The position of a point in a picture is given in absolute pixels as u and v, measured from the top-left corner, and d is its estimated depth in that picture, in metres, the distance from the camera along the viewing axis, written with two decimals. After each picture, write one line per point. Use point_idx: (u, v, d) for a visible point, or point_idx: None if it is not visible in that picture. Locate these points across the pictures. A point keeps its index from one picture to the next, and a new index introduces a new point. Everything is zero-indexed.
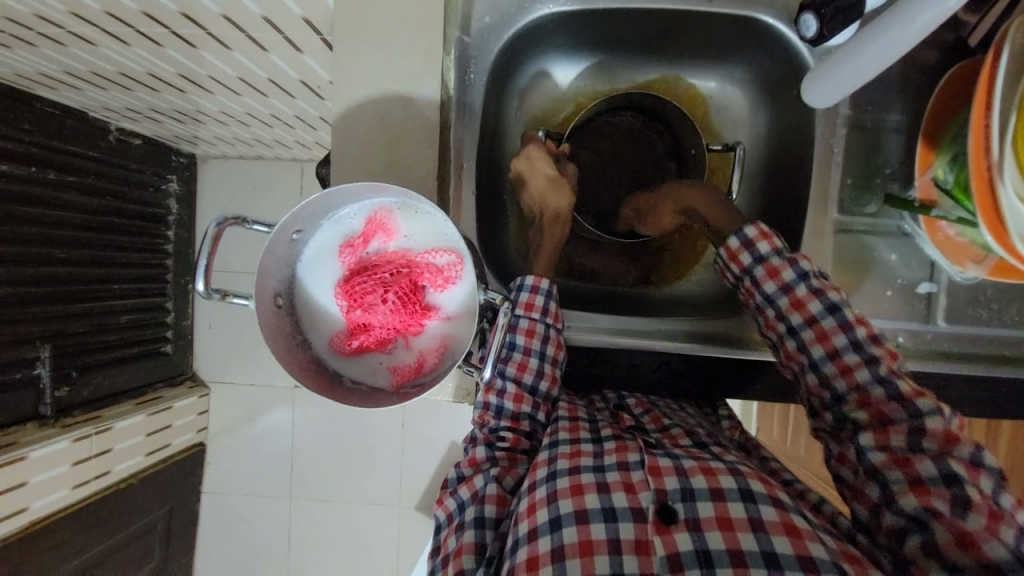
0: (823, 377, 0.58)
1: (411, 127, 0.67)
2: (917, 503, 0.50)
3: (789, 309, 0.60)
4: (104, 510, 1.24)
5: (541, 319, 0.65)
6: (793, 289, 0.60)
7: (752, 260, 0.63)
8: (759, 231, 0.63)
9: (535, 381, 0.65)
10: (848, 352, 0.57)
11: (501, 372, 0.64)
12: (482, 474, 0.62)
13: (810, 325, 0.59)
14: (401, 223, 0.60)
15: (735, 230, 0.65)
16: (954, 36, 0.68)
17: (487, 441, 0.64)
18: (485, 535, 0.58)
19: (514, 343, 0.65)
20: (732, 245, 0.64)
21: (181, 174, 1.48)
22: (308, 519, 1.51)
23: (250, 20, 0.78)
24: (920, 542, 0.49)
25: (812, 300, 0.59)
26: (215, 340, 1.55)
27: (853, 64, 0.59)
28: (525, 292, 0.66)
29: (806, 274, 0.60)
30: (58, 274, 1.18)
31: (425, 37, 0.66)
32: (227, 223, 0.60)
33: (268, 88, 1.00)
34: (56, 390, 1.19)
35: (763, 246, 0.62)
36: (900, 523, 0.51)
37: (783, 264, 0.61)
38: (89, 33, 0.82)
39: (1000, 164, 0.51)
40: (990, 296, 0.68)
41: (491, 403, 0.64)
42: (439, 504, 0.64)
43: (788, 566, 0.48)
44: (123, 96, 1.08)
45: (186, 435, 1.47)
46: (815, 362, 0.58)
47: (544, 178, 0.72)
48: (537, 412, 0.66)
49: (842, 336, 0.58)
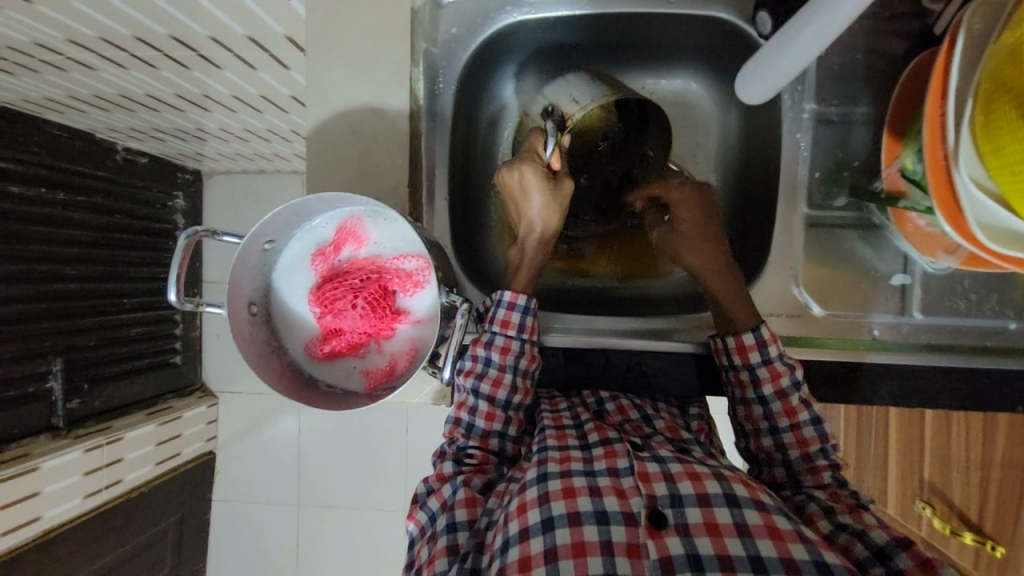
0: (779, 441, 0.63)
1: (383, 137, 0.69)
2: (885, 534, 0.54)
3: (766, 381, 0.63)
4: (114, 518, 1.28)
5: (515, 336, 0.65)
6: (788, 396, 0.63)
7: (759, 359, 0.63)
8: (773, 333, 0.64)
9: (509, 396, 0.66)
10: (808, 426, 0.63)
11: (475, 389, 0.65)
12: (449, 484, 0.64)
13: (781, 398, 0.63)
14: (370, 230, 0.62)
15: (755, 328, 0.64)
16: (920, 25, 0.68)
17: (455, 457, 0.66)
18: (459, 537, 0.58)
19: (490, 358, 0.66)
20: (746, 339, 0.63)
21: (187, 190, 1.52)
22: (314, 526, 1.53)
23: (236, 40, 0.81)
24: (884, 569, 0.52)
25: (786, 376, 0.63)
26: (222, 351, 1.58)
27: (778, 63, 0.59)
28: (503, 308, 0.66)
29: (800, 384, 0.63)
30: (68, 290, 1.22)
31: (394, 49, 0.69)
32: (199, 235, 0.62)
33: (261, 103, 1.03)
34: (67, 402, 1.24)
35: (773, 350, 0.63)
36: (865, 553, 0.53)
37: (786, 370, 0.63)
38: (88, 58, 0.86)
39: (955, 151, 0.51)
40: (967, 286, 0.67)
41: (463, 419, 0.66)
42: (411, 518, 0.66)
43: (773, 569, 0.47)
44: (126, 117, 1.12)
45: (196, 444, 1.50)
46: (776, 428, 0.63)
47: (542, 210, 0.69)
48: (507, 427, 0.67)
49: (805, 412, 0.63)
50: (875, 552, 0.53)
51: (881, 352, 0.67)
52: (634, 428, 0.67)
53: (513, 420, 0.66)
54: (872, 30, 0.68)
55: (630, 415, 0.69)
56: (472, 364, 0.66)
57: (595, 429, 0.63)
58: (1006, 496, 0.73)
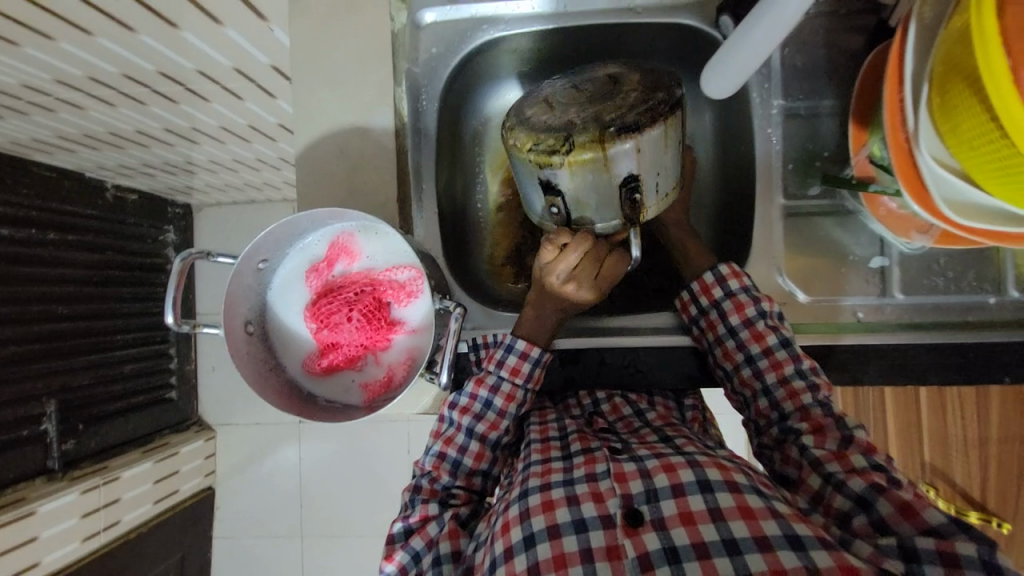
0: (756, 369, 0.65)
1: (369, 155, 0.71)
2: (863, 482, 0.54)
3: (732, 311, 0.67)
4: (113, 560, 1.25)
5: (522, 386, 0.66)
6: (774, 352, 0.64)
7: (722, 294, 0.68)
8: (732, 270, 0.69)
9: (501, 437, 0.68)
10: (780, 349, 0.64)
11: (469, 428, 0.67)
12: (435, 521, 0.64)
13: (747, 325, 0.66)
14: (362, 245, 0.64)
15: (711, 267, 0.70)
16: (875, 20, 0.71)
17: (436, 497, 0.66)
18: (443, 569, 0.60)
19: (492, 401, 0.67)
20: (707, 279, 0.70)
21: (178, 224, 1.53)
22: (319, 556, 1.50)
23: (222, 72, 0.84)
24: (866, 520, 0.52)
25: (750, 305, 0.67)
26: (219, 382, 1.57)
27: (741, 60, 0.61)
28: (513, 355, 0.67)
29: (766, 311, 0.66)
30: (60, 329, 1.22)
31: (376, 70, 0.71)
32: (193, 257, 0.63)
33: (249, 133, 1.05)
34: (62, 443, 1.22)
35: (734, 283, 0.68)
36: (847, 505, 0.54)
37: (749, 301, 0.67)
38: (77, 98, 0.88)
39: (915, 132, 0.54)
40: (943, 264, 0.70)
41: (448, 455, 0.67)
42: (388, 560, 0.63)
43: (747, 549, 0.47)
44: (115, 154, 1.14)
45: (194, 479, 1.48)
46: (751, 357, 0.65)
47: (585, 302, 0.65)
48: (493, 467, 0.69)
49: (774, 336, 0.65)
50: (856, 502, 0.53)
51: (867, 333, 0.69)
52: (626, 424, 0.69)
53: (501, 460, 0.70)
54: (830, 27, 0.72)
55: (623, 412, 0.72)
56: (469, 402, 0.67)
57: (578, 439, 0.64)
58: (1009, 471, 0.74)
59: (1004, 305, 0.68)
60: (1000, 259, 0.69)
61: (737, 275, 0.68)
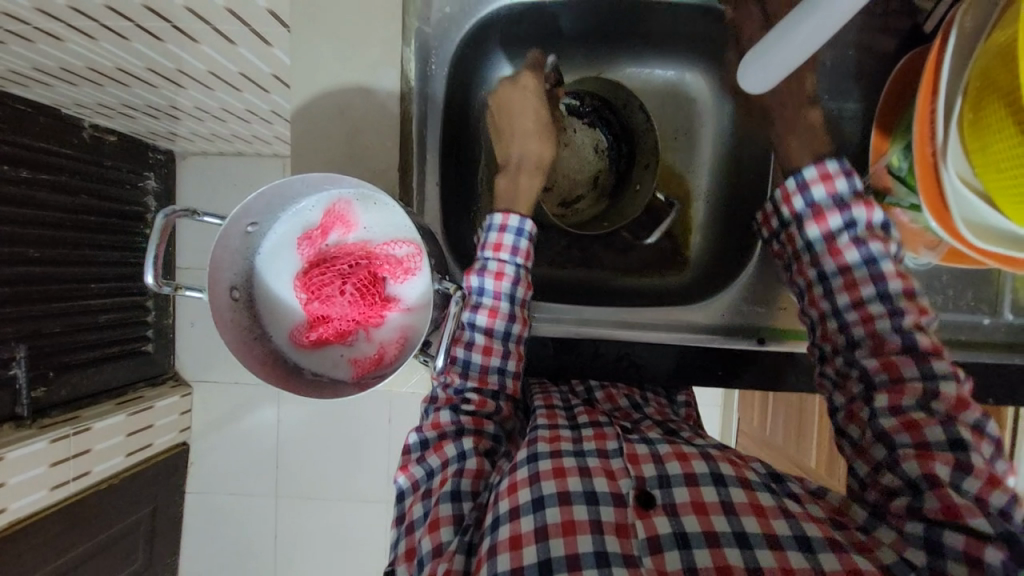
0: (843, 323, 0.58)
1: (373, 119, 0.67)
2: (920, 468, 0.50)
3: (812, 220, 0.59)
4: (83, 511, 1.23)
5: (509, 259, 0.64)
6: (867, 304, 0.56)
7: (804, 204, 0.60)
8: (820, 171, 0.59)
9: (507, 326, 0.65)
10: (875, 300, 0.56)
11: (472, 323, 0.65)
12: (453, 442, 0.63)
13: (843, 273, 0.58)
14: (360, 215, 0.60)
15: (796, 169, 0.61)
16: (910, 23, 0.69)
17: (450, 403, 0.65)
18: (463, 507, 0.59)
19: (484, 286, 0.65)
20: (788, 186, 0.61)
21: (160, 171, 1.45)
22: (294, 517, 1.50)
23: (215, 12, 0.77)
24: (907, 502, 0.51)
25: (835, 214, 0.58)
26: (197, 339, 1.53)
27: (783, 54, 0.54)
28: (494, 232, 0.66)
29: (869, 251, 0.57)
30: (31, 273, 1.16)
31: (385, 28, 0.66)
32: (177, 215, 0.59)
33: (240, 81, 0.99)
34: (32, 391, 1.18)
35: (819, 188, 0.59)
36: (897, 485, 0.52)
37: (833, 208, 0.58)
38: (55, 28, 0.81)
39: (944, 149, 0.52)
40: (945, 281, 0.70)
41: (459, 358, 0.65)
42: (402, 471, 0.64)
43: (756, 543, 0.50)
44: (93, 91, 1.06)
45: (168, 434, 1.45)
46: (837, 309, 0.58)
47: (534, 127, 0.68)
48: (507, 362, 0.66)
49: (870, 286, 0.57)
50: (908, 483, 0.51)
51: None
52: (623, 414, 0.69)
53: (513, 354, 0.65)
54: (863, 27, 0.69)
55: (619, 402, 0.71)
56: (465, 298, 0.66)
57: (585, 413, 0.64)
58: None
59: (997, 326, 0.69)
60: (999, 280, 0.69)
61: (827, 182, 0.58)
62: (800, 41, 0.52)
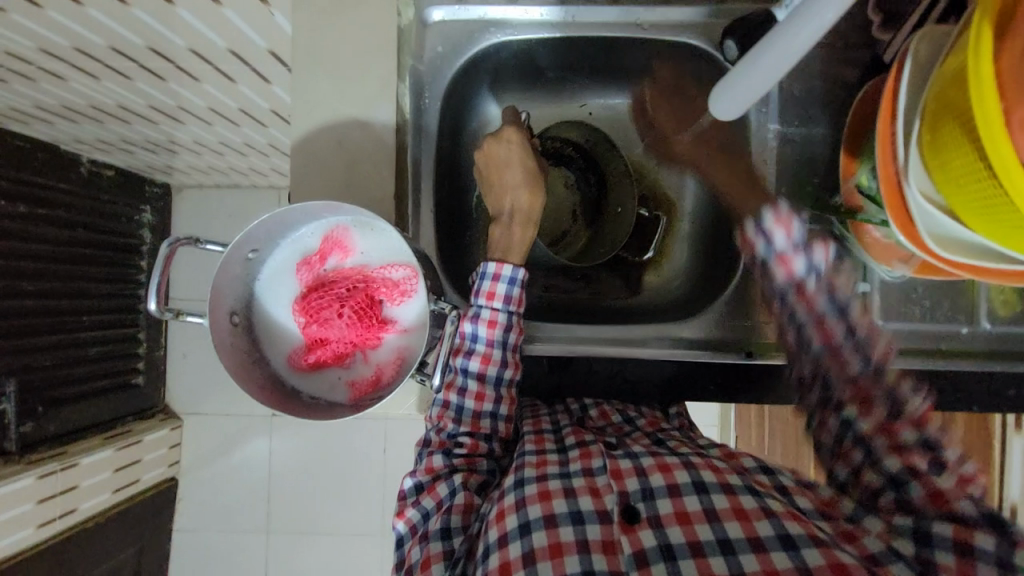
0: (801, 332, 0.63)
1: (369, 150, 0.70)
2: (901, 463, 0.55)
3: (772, 256, 0.65)
4: (67, 551, 1.19)
5: (502, 308, 0.64)
6: (823, 315, 0.62)
7: (763, 242, 0.66)
8: (776, 216, 0.66)
9: (499, 372, 0.65)
10: (833, 315, 0.61)
11: (463, 368, 0.65)
12: (444, 481, 0.64)
13: (797, 289, 0.64)
14: (357, 240, 0.62)
15: (751, 207, 0.68)
16: (870, 55, 0.74)
17: (443, 448, 0.66)
18: (453, 543, 0.61)
19: (478, 333, 0.65)
20: (747, 230, 0.68)
21: (156, 204, 1.47)
22: (286, 553, 1.46)
23: (217, 53, 0.81)
24: (893, 497, 0.55)
25: (795, 257, 0.64)
26: (189, 370, 1.52)
27: (746, 83, 0.59)
28: (487, 281, 0.65)
29: (814, 266, 0.63)
30: (25, 307, 1.16)
31: (379, 65, 0.70)
32: (180, 243, 0.61)
33: (238, 116, 1.02)
34: (21, 426, 1.16)
35: (778, 227, 0.65)
36: (879, 480, 0.56)
37: (792, 250, 0.65)
38: (61, 69, 0.84)
39: (905, 167, 0.57)
40: (921, 293, 0.73)
41: (452, 403, 0.66)
42: (399, 516, 0.65)
43: (739, 548, 0.51)
44: (94, 128, 1.09)
45: (156, 469, 1.42)
46: (795, 317, 0.63)
47: (526, 170, 0.70)
48: (499, 407, 0.66)
49: (825, 304, 0.62)
50: (889, 480, 0.55)
51: None
52: (616, 429, 0.70)
53: (505, 399, 0.66)
54: (827, 59, 0.74)
55: (612, 418, 0.72)
56: (459, 343, 0.66)
57: (572, 432, 0.65)
58: None
59: (975, 335, 0.72)
60: (972, 291, 0.72)
61: (784, 227, 0.64)
62: (780, 52, 0.54)
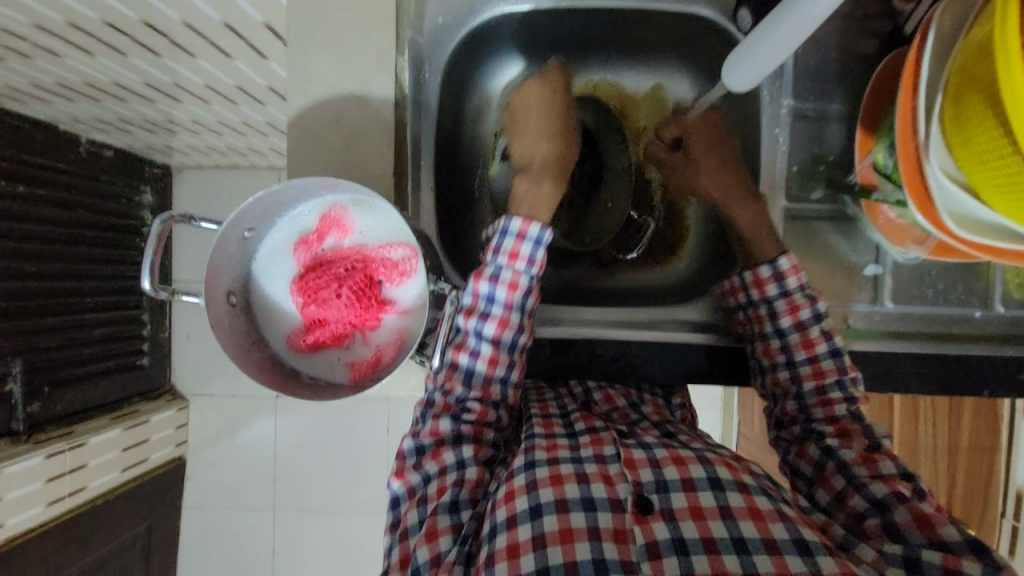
0: (786, 343, 0.66)
1: (367, 126, 0.68)
2: (886, 488, 0.57)
3: (784, 311, 0.66)
4: (78, 528, 1.21)
5: (525, 270, 0.63)
6: (807, 330, 0.65)
7: (776, 292, 0.67)
8: (790, 264, 0.67)
9: (514, 337, 0.63)
10: (827, 358, 0.65)
11: (478, 331, 0.62)
12: (452, 449, 0.61)
13: (799, 329, 0.66)
14: (355, 219, 0.61)
15: (769, 260, 0.67)
16: (891, 26, 0.71)
17: (451, 413, 0.63)
18: (461, 517, 0.59)
19: (495, 295, 0.63)
20: (762, 273, 0.67)
21: (156, 185, 1.46)
22: (292, 531, 1.48)
23: (212, 26, 0.79)
24: (879, 522, 0.56)
25: (805, 306, 0.66)
26: (194, 352, 1.52)
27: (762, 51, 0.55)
28: (511, 238, 0.63)
29: (821, 315, 0.66)
30: (29, 288, 1.16)
31: (378, 37, 0.68)
32: (174, 221, 0.60)
33: (236, 94, 1.00)
34: (28, 406, 1.17)
35: (791, 280, 0.66)
36: (864, 505, 0.58)
37: (805, 301, 0.66)
38: (54, 44, 0.82)
39: (926, 144, 0.54)
40: (935, 275, 0.71)
41: (460, 364, 0.63)
42: (398, 477, 0.62)
43: (754, 548, 0.50)
44: (91, 107, 1.07)
45: (164, 449, 1.44)
46: (782, 329, 0.66)
47: (559, 131, 0.73)
48: (510, 373, 0.64)
49: (824, 344, 0.65)
50: (874, 505, 0.57)
51: (852, 340, 0.70)
52: (622, 415, 0.70)
53: (518, 364, 0.64)
54: (845, 31, 0.71)
55: (618, 403, 0.72)
56: (472, 304, 0.63)
57: (582, 419, 0.65)
58: (976, 473, 0.85)
59: (990, 320, 0.70)
60: (989, 274, 0.70)
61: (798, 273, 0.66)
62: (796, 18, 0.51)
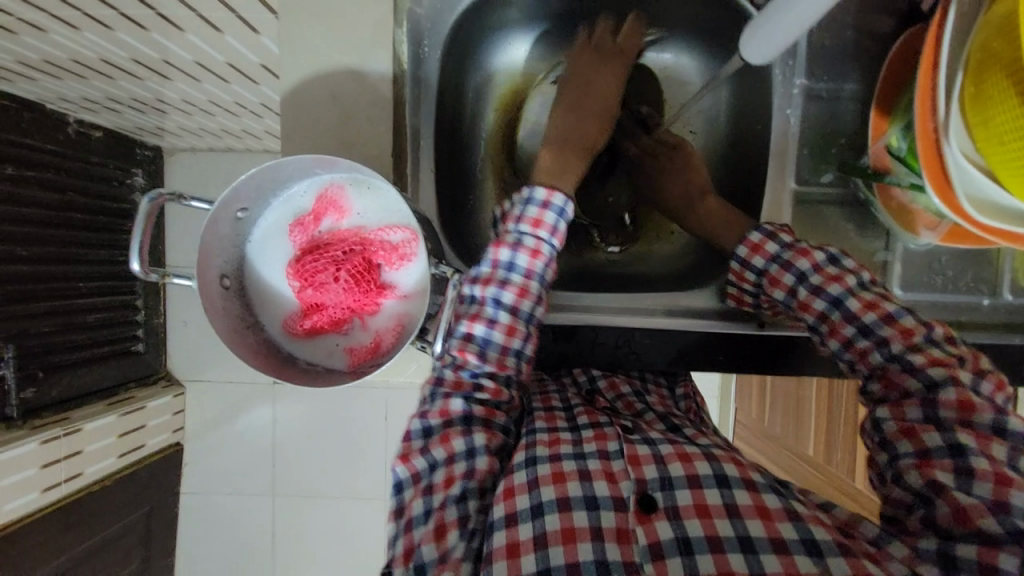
0: (794, 312, 0.63)
1: (365, 103, 0.66)
2: (921, 477, 0.51)
3: (770, 287, 0.64)
4: (76, 514, 1.21)
5: (548, 239, 0.61)
6: (797, 294, 0.62)
7: (755, 275, 0.66)
8: (749, 246, 0.66)
9: (532, 308, 0.61)
10: (832, 311, 0.59)
11: (495, 295, 0.60)
12: (461, 434, 0.58)
13: (793, 297, 0.63)
14: (353, 200, 0.59)
15: (732, 252, 0.68)
16: (907, 3, 0.68)
17: (463, 393, 0.59)
18: (469, 507, 0.57)
19: (516, 262, 0.61)
20: (734, 268, 0.68)
21: (147, 167, 1.42)
22: (291, 516, 1.49)
23: None
24: (922, 515, 0.51)
25: (784, 275, 0.63)
26: (189, 338, 1.50)
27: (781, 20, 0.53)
28: (534, 207, 0.62)
29: (805, 276, 0.62)
30: (20, 272, 1.14)
31: (376, 10, 0.65)
32: (162, 198, 0.58)
33: (229, 73, 0.96)
34: (21, 391, 1.15)
35: (757, 260, 0.65)
36: (907, 497, 0.53)
37: (780, 271, 0.63)
38: (37, 18, 0.78)
39: (946, 124, 0.51)
40: (944, 262, 0.69)
41: (475, 335, 0.59)
42: (403, 461, 0.58)
43: (762, 548, 0.50)
44: (79, 85, 1.03)
45: (161, 435, 1.43)
46: (783, 303, 0.64)
47: (604, 92, 0.72)
48: (526, 345, 0.61)
49: (820, 300, 0.60)
50: (914, 495, 0.52)
51: None
52: (627, 404, 0.70)
53: (534, 336, 0.61)
54: (860, 8, 0.69)
55: (622, 390, 0.71)
56: (491, 271, 0.61)
57: (585, 413, 0.63)
58: None
59: (997, 307, 0.69)
60: (1000, 261, 0.69)
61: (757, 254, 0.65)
62: None
